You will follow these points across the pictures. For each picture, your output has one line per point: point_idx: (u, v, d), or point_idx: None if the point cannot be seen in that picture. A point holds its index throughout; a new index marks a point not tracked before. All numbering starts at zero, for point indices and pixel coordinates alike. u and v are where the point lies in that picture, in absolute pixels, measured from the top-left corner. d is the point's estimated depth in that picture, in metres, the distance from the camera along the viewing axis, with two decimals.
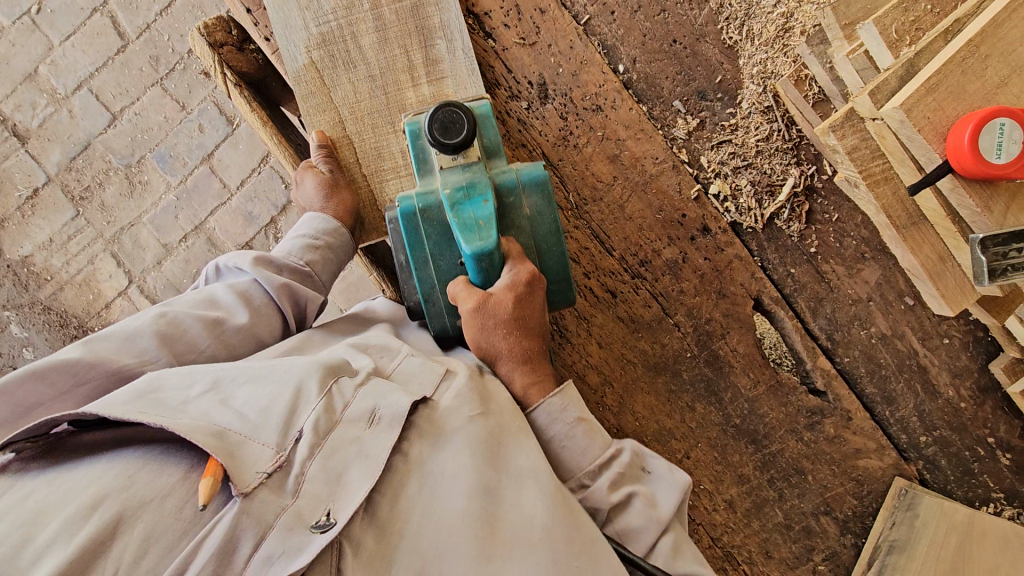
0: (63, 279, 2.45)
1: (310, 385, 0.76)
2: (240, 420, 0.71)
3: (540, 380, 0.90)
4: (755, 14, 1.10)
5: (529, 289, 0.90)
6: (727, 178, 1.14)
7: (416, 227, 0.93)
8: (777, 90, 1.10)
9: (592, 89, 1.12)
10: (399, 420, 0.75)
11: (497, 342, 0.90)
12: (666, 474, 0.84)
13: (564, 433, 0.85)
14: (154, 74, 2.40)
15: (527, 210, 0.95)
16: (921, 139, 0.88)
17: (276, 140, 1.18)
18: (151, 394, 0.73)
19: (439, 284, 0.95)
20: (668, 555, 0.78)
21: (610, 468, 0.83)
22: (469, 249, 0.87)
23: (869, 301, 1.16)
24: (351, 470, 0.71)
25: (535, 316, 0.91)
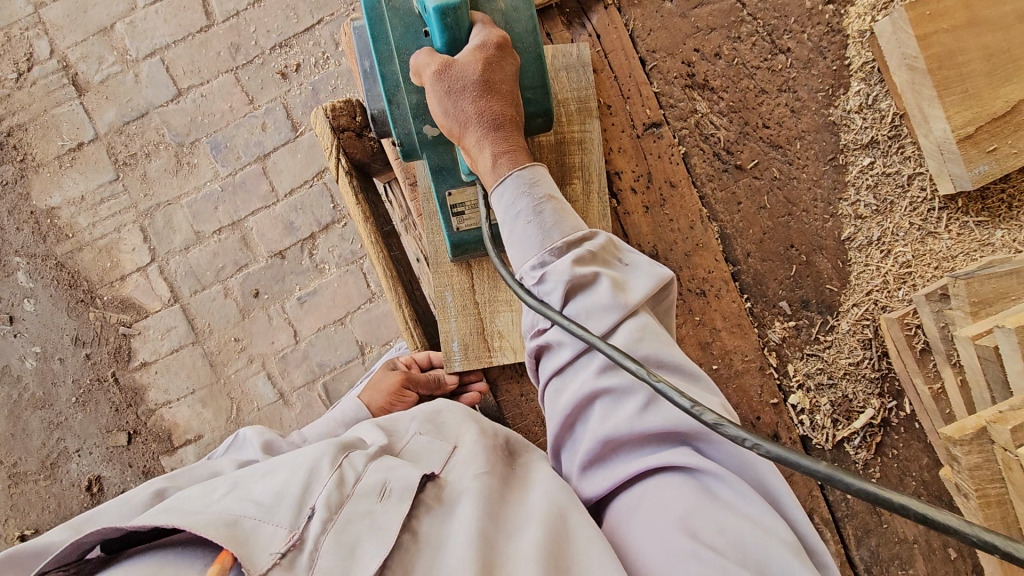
0: (84, 239, 2.37)
1: (322, 459, 0.79)
2: (254, 507, 0.73)
3: (513, 150, 0.77)
4: (876, 246, 1.09)
5: (500, 64, 0.78)
6: (809, 392, 1.12)
7: (382, 33, 0.84)
8: (881, 324, 1.09)
9: (700, 274, 1.10)
10: (410, 492, 0.76)
11: (466, 110, 0.77)
12: (644, 267, 0.75)
13: (532, 208, 0.75)
14: (231, 61, 2.33)
15: (501, 2, 0.85)
16: None
17: (372, 238, 1.16)
18: (177, 503, 0.75)
19: (405, 83, 0.84)
20: (636, 332, 0.69)
21: (578, 246, 0.74)
22: (435, 1, 0.75)
23: (913, 543, 1.14)
24: (366, 542, 0.70)
25: (507, 69, 0.79)
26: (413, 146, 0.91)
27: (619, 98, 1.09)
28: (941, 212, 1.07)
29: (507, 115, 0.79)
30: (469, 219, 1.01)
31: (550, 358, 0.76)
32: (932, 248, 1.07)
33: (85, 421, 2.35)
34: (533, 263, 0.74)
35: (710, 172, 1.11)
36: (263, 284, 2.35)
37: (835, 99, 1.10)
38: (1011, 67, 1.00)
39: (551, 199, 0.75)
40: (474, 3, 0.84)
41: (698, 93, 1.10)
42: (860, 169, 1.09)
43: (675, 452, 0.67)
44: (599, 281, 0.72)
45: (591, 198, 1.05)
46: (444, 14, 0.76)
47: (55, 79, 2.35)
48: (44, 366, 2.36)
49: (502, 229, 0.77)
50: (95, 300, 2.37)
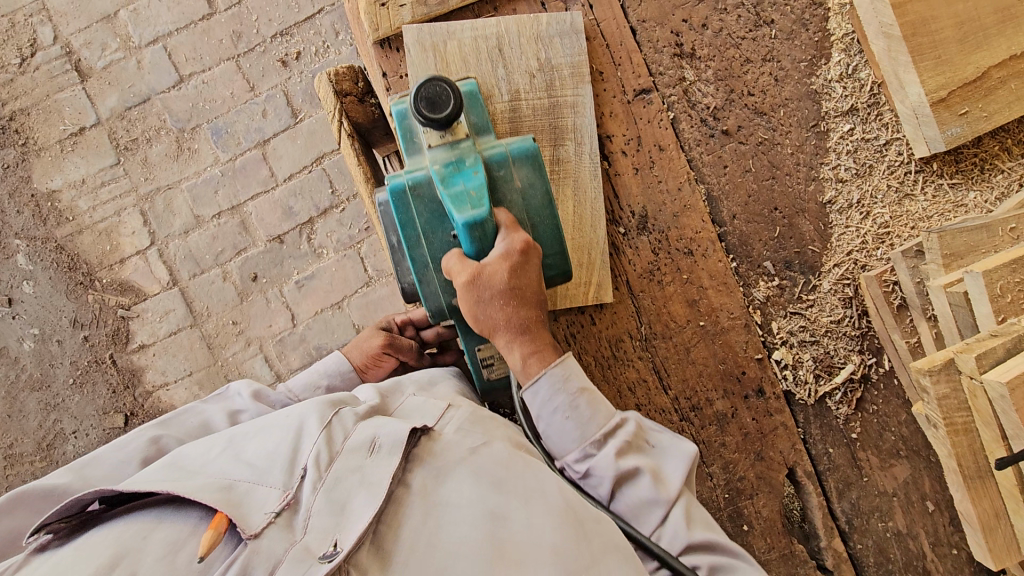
0: (84, 222, 2.40)
1: (311, 424, 0.87)
2: (249, 472, 0.82)
3: (542, 352, 0.94)
4: (856, 208, 1.15)
5: (523, 252, 0.90)
6: (792, 348, 1.17)
7: (406, 206, 0.93)
8: (861, 282, 1.14)
9: (688, 234, 1.15)
10: (399, 448, 0.83)
11: (494, 314, 0.91)
12: (668, 447, 0.95)
13: (566, 401, 0.93)
14: (233, 49, 2.38)
15: (518, 182, 0.96)
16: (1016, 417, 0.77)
17: (373, 198, 1.20)
18: (176, 464, 0.84)
19: (433, 264, 0.95)
20: (683, 527, 0.89)
21: (592, 411, 0.94)
22: (461, 219, 0.89)
23: (893, 496, 1.19)
24: (355, 498, 0.79)
25: (530, 270, 0.91)
26: (442, 315, 0.99)
27: (611, 64, 1.14)
28: (917, 175, 1.12)
29: (521, 241, 0.91)
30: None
31: (627, 489, 0.93)
32: (909, 208, 1.13)
33: (81, 403, 2.36)
34: (537, 427, 0.97)
35: (698, 137, 1.16)
36: (262, 267, 2.38)
37: (816, 69, 1.15)
38: (979, 36, 1.06)
39: (585, 395, 0.93)
40: (494, 194, 0.95)
41: (687, 62, 1.15)
42: (840, 135, 1.15)
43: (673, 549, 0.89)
44: (640, 474, 0.91)
45: (583, 158, 1.10)
46: (472, 220, 0.89)
47: (59, 65, 2.39)
48: (42, 347, 2.37)
49: (540, 419, 0.96)
50: (94, 283, 2.39)
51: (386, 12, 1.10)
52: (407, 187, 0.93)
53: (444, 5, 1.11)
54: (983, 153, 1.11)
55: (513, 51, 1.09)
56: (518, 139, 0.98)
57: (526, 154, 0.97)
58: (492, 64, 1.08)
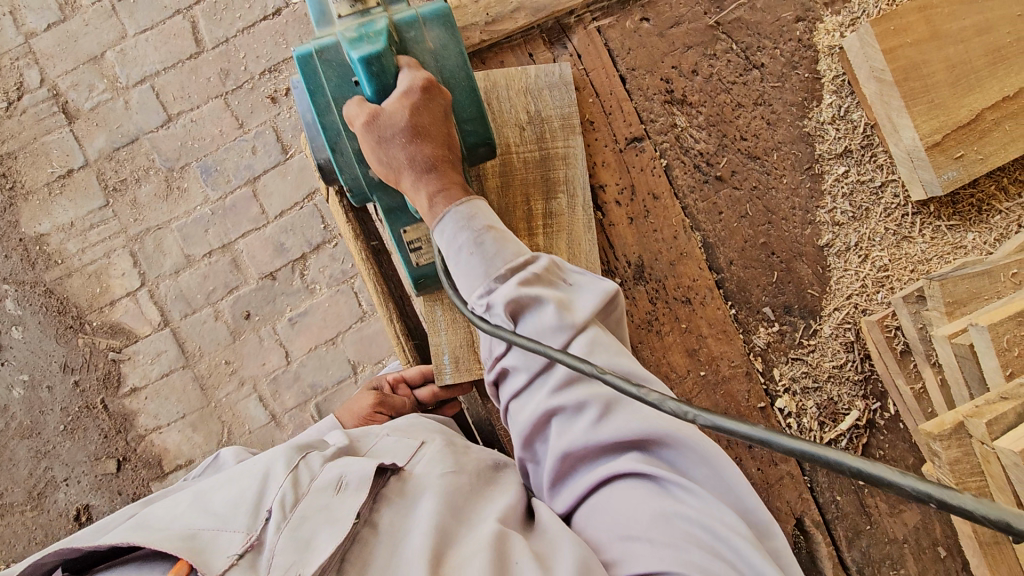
0: (73, 265, 2.37)
1: (278, 466, 0.84)
2: (212, 519, 0.78)
3: (449, 189, 0.87)
4: (854, 251, 1.13)
5: (426, 85, 0.85)
6: (795, 395, 1.14)
7: (316, 73, 0.90)
8: (863, 327, 1.12)
9: (685, 282, 1.13)
10: (366, 483, 0.81)
11: (397, 156, 0.85)
12: (588, 283, 0.82)
13: (472, 238, 0.83)
14: (220, 87, 2.36)
15: (430, 43, 0.91)
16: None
17: (363, 255, 1.20)
18: (143, 522, 0.80)
19: (345, 130, 0.92)
20: (585, 346, 0.75)
21: (522, 271, 0.81)
22: (356, 55, 0.83)
23: (903, 543, 1.16)
24: (321, 535, 0.75)
25: (433, 110, 0.85)
26: (361, 191, 0.98)
27: (602, 114, 1.12)
28: (915, 218, 1.11)
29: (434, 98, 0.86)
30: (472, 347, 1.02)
31: (529, 320, 0.79)
32: (908, 251, 1.11)
33: (72, 449, 2.31)
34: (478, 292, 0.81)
35: (691, 184, 1.14)
36: (254, 305, 2.35)
37: (808, 111, 1.14)
38: (972, 78, 1.05)
39: (489, 230, 0.83)
40: (403, 46, 0.90)
41: (678, 108, 1.14)
42: (835, 178, 1.13)
43: (626, 459, 0.73)
44: (543, 303, 0.78)
45: (577, 210, 1.08)
46: (369, 54, 0.84)
47: (45, 107, 2.36)
48: (31, 394, 2.33)
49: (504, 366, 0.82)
50: (84, 326, 2.35)
51: None
52: (315, 54, 0.89)
53: None
54: (981, 194, 1.10)
55: (502, 105, 1.07)
56: (430, 3, 0.93)
57: (438, 17, 0.92)
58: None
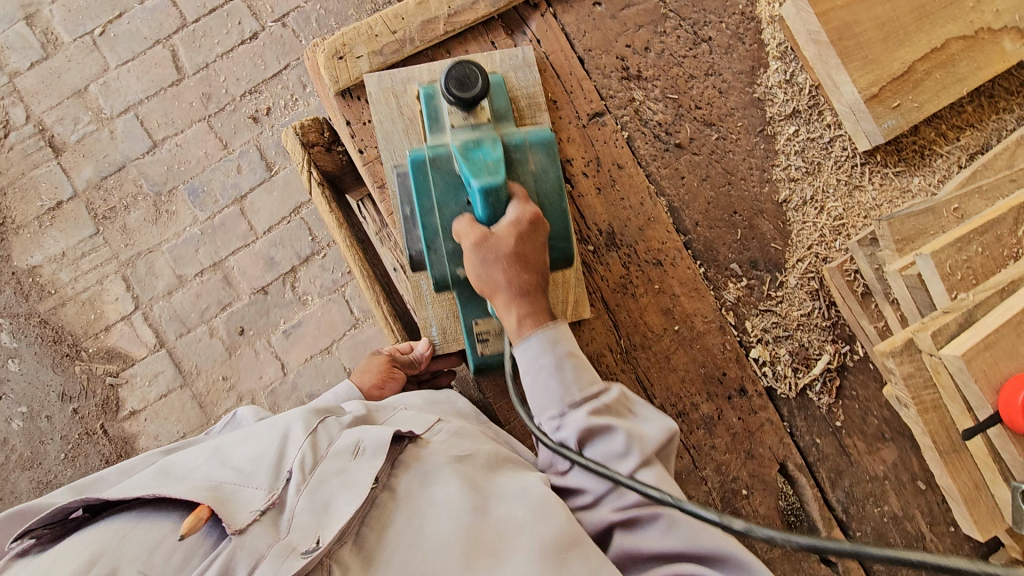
0: (67, 294, 2.40)
1: (297, 432, 0.94)
2: (233, 475, 0.86)
3: (537, 313, 0.92)
4: (810, 204, 1.20)
5: (530, 220, 0.92)
6: (768, 344, 1.20)
7: (425, 177, 0.98)
8: (825, 275, 1.18)
9: (654, 245, 1.19)
10: (381, 450, 0.89)
11: (497, 276, 0.91)
12: (653, 418, 0.90)
13: (554, 363, 0.89)
14: (203, 110, 2.44)
15: (532, 166, 0.99)
16: (976, 388, 0.79)
17: (347, 241, 1.25)
18: (166, 472, 0.88)
19: (442, 232, 0.97)
20: (652, 479, 0.84)
21: (598, 399, 0.89)
22: (479, 183, 0.91)
23: (884, 479, 1.22)
24: (337, 498, 0.84)
25: (507, 231, 0.91)
26: (446, 285, 1.00)
27: (563, 94, 1.19)
28: (863, 168, 1.18)
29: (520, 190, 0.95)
30: (492, 346, 1.08)
31: (597, 442, 0.88)
32: (862, 200, 1.18)
33: (74, 477, 2.32)
34: (551, 411, 0.89)
35: (653, 152, 1.21)
36: (248, 320, 2.40)
37: (757, 78, 1.22)
38: (901, 34, 1.14)
39: (571, 358, 0.89)
40: (511, 169, 0.99)
41: (634, 83, 1.21)
42: (787, 137, 1.21)
43: (674, 564, 0.83)
44: (612, 431, 0.87)
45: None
46: (489, 186, 0.91)
47: (33, 142, 2.41)
48: (31, 424, 2.34)
49: (526, 377, 0.91)
50: (81, 353, 2.38)
51: (344, 65, 1.14)
52: (428, 160, 0.98)
53: (400, 52, 1.15)
54: (923, 141, 1.17)
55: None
56: (537, 128, 1.02)
57: (544, 142, 1.01)
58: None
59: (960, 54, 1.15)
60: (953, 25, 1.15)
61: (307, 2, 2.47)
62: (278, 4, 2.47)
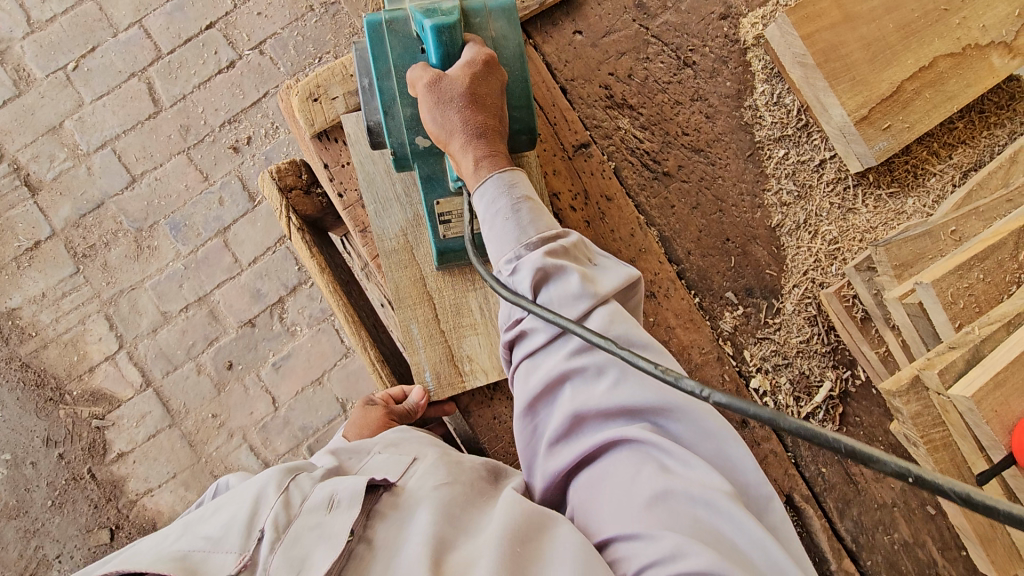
0: (49, 336, 2.34)
1: (269, 485, 0.73)
2: (202, 547, 0.66)
3: (495, 155, 0.84)
4: (804, 228, 1.17)
5: (486, 58, 0.86)
6: (768, 373, 1.17)
7: (382, 42, 0.92)
8: (822, 300, 1.15)
9: (647, 277, 1.16)
10: (359, 498, 0.70)
11: (452, 120, 0.84)
12: (613, 266, 0.80)
13: (510, 205, 0.80)
14: (182, 142, 2.39)
15: (492, 30, 0.94)
16: (987, 428, 0.77)
17: (330, 287, 1.18)
18: (130, 556, 0.69)
19: (400, 97, 0.92)
20: (604, 318, 0.72)
21: (554, 242, 0.79)
22: (432, 21, 0.84)
23: (893, 506, 1.19)
24: (317, 554, 0.65)
25: (460, 75, 0.84)
26: (405, 155, 0.96)
27: (547, 125, 1.16)
28: (857, 189, 1.15)
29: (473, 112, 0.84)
30: (456, 227, 1.03)
31: (551, 288, 0.75)
32: (858, 222, 1.14)
33: (62, 524, 2.24)
34: (507, 256, 0.78)
35: (641, 182, 1.18)
36: (236, 355, 2.34)
37: (743, 101, 1.19)
38: (888, 53, 1.12)
39: (528, 199, 0.80)
40: (468, 29, 0.94)
41: (619, 112, 1.18)
42: (776, 161, 1.18)
43: (631, 427, 0.68)
44: (567, 271, 0.75)
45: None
46: (444, 25, 0.85)
47: (8, 182, 2.36)
48: (15, 472, 2.27)
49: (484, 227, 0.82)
50: (65, 397, 2.32)
51: (319, 106, 1.10)
52: (385, 23, 0.91)
53: None
54: (916, 159, 1.15)
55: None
56: None
57: (509, 12, 0.95)
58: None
59: (949, 72, 1.13)
60: (939, 43, 1.13)
61: (284, 29, 2.43)
62: (255, 32, 2.43)
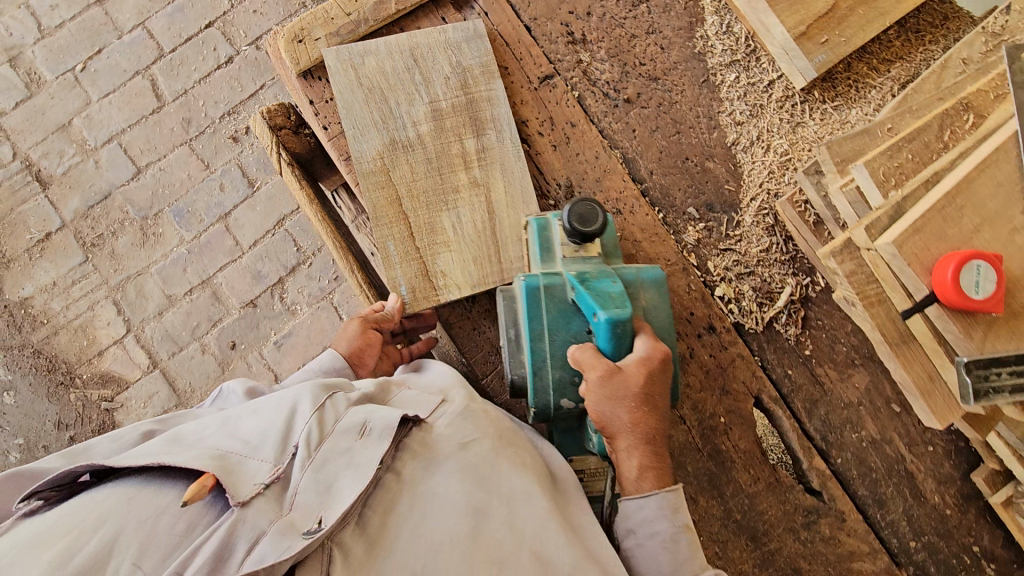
0: (60, 322, 2.43)
1: (304, 403, 0.94)
2: (241, 446, 0.88)
3: (656, 468, 0.97)
4: (757, 144, 1.25)
5: (662, 357, 0.96)
6: (731, 282, 1.24)
7: (538, 303, 1.02)
8: (778, 210, 1.23)
9: (613, 195, 1.24)
10: (388, 432, 0.90)
11: (621, 415, 0.95)
12: (660, 510, 0.96)
13: (673, 533, 0.95)
14: (184, 134, 2.51)
15: (643, 302, 1.05)
16: (911, 273, 0.83)
17: (319, 216, 1.29)
18: (176, 437, 0.88)
19: (552, 360, 1.01)
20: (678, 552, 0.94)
21: (679, 540, 0.95)
22: (607, 314, 0.92)
23: (859, 405, 1.25)
24: (342, 478, 0.85)
25: (635, 369, 0.94)
26: (546, 412, 1.03)
27: (513, 60, 1.26)
28: (804, 105, 1.24)
29: (585, 355, 0.96)
30: (549, 470, 1.09)
31: (639, 523, 0.96)
32: (807, 135, 1.23)
33: None
34: (633, 536, 0.96)
35: (604, 109, 1.26)
36: (239, 335, 2.42)
37: (695, 33, 1.29)
38: None
39: (688, 532, 0.95)
40: None
41: (580, 47, 1.28)
42: (729, 85, 1.27)
43: (684, 545, 0.95)
44: (655, 528, 0.95)
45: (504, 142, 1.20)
46: (616, 318, 0.92)
47: (19, 178, 2.47)
48: (27, 457, 2.32)
49: (634, 534, 0.96)
50: (76, 380, 2.39)
51: (303, 47, 1.20)
52: (542, 287, 1.02)
53: (355, 32, 1.22)
54: (856, 75, 1.24)
55: (427, 61, 1.21)
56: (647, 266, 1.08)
57: (657, 281, 1.06)
58: (410, 73, 1.20)
59: None
60: None
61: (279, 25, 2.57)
62: (251, 29, 2.58)
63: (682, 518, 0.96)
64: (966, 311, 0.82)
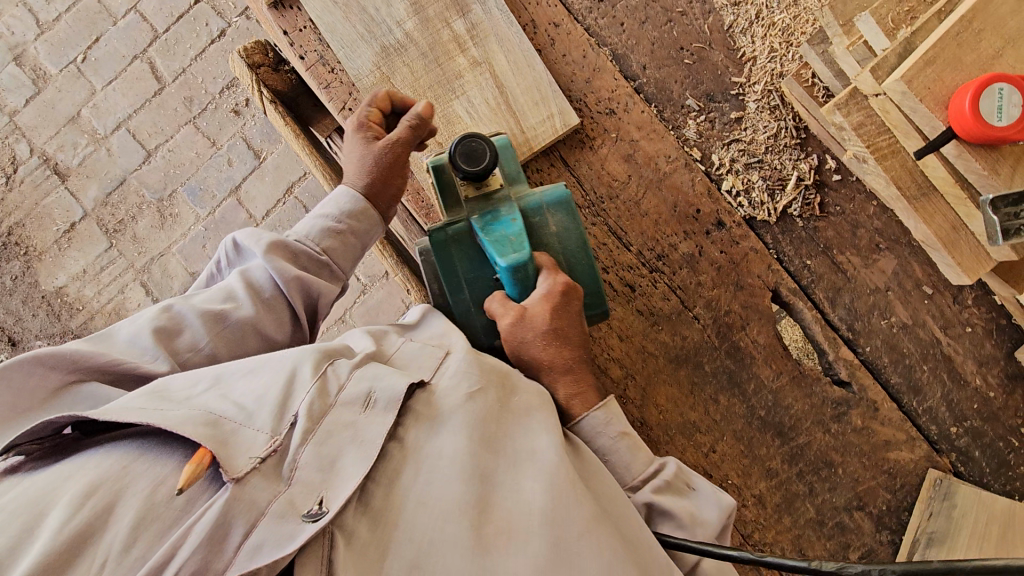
0: (94, 308, 2.23)
1: (305, 368, 0.74)
2: (235, 410, 0.69)
3: (585, 391, 0.89)
4: (756, 23, 1.18)
5: (562, 289, 0.90)
6: (739, 173, 1.17)
7: (449, 254, 0.97)
8: (783, 91, 1.16)
9: (605, 94, 1.18)
10: (396, 404, 0.72)
11: (538, 355, 0.89)
12: (607, 428, 0.86)
13: (609, 443, 0.86)
14: (187, 113, 2.27)
15: (553, 227, 0.98)
16: (923, 109, 0.92)
17: (308, 152, 1.28)
18: (156, 394, 0.70)
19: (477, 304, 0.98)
20: (646, 500, 0.82)
21: (654, 479, 0.84)
22: (505, 262, 0.89)
23: (887, 291, 1.17)
24: (345, 455, 0.69)
25: (545, 306, 0.88)
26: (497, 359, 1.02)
27: None
28: None
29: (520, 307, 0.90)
30: None
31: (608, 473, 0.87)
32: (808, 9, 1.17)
33: None
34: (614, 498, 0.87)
35: (588, 6, 1.21)
36: None
37: None
38: None
39: (626, 437, 0.86)
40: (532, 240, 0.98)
41: None
42: None
43: (649, 487, 0.83)
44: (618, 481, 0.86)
45: (492, 14, 1.15)
46: (517, 262, 0.89)
47: None
48: None
49: None
50: None
51: None
52: (448, 239, 0.96)
53: None
54: None
55: None
56: (552, 186, 1.01)
57: (563, 201, 0.99)
58: None
59: None
60: None
61: None
62: None
63: (618, 426, 0.86)
64: (991, 143, 0.90)
